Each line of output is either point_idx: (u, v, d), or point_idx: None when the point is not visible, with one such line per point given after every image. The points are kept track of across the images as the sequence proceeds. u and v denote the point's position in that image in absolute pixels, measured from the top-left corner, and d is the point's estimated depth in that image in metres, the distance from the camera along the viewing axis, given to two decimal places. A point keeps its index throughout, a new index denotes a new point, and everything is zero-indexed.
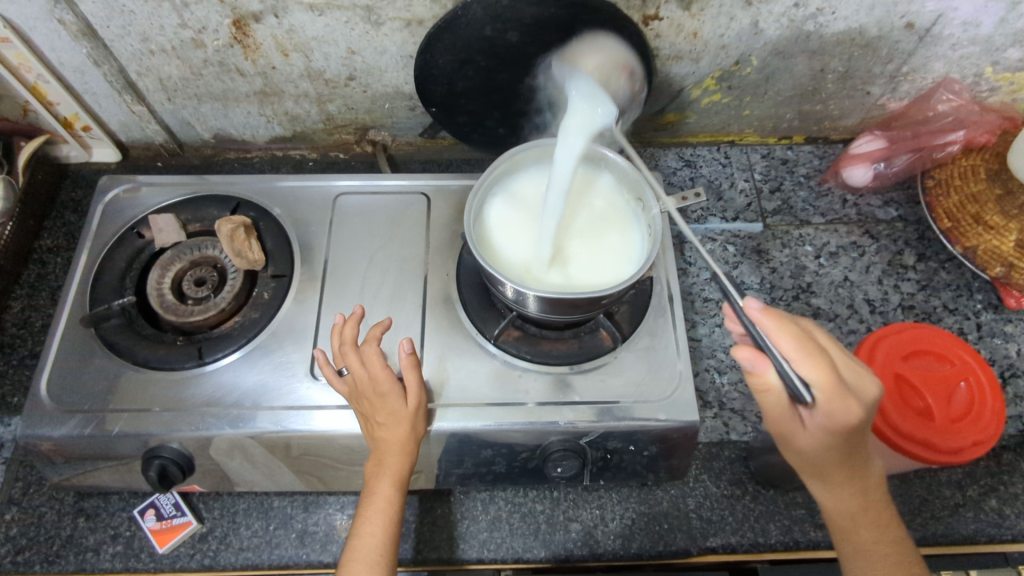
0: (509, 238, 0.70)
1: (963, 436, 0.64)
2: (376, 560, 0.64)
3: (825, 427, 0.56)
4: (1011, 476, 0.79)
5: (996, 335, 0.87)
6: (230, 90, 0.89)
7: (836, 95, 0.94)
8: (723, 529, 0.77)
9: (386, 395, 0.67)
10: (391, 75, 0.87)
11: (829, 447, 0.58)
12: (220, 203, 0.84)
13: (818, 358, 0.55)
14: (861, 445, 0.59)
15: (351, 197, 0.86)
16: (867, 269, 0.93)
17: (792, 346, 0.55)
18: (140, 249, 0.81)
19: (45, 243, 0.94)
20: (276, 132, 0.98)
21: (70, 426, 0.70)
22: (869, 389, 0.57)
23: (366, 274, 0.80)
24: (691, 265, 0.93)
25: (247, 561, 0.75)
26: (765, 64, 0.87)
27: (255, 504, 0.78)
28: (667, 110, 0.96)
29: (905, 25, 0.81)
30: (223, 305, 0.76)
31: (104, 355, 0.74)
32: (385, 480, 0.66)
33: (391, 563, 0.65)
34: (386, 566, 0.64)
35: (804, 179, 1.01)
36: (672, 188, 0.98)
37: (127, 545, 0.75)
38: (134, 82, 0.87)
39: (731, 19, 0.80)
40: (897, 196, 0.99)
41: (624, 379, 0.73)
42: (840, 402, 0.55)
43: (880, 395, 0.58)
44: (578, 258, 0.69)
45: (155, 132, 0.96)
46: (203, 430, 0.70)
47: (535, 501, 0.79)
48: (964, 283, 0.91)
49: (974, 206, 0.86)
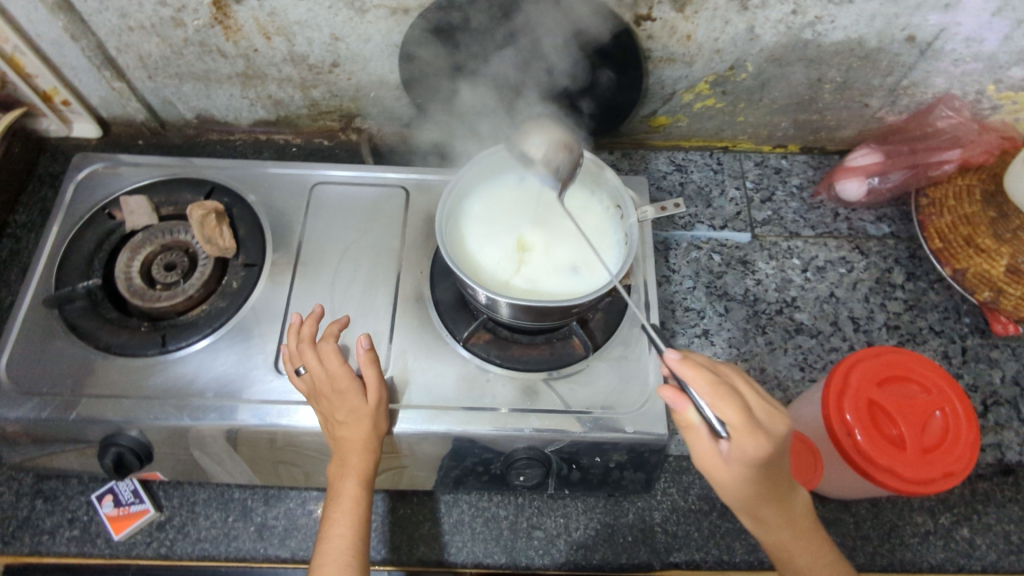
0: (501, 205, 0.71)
1: (934, 467, 0.63)
2: (347, 562, 0.63)
3: (742, 463, 0.54)
4: (984, 506, 0.78)
5: (981, 361, 0.86)
6: (212, 70, 0.87)
7: (833, 106, 0.91)
8: (688, 545, 0.76)
9: (345, 392, 0.66)
10: (376, 63, 0.85)
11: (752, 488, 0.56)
12: (195, 186, 0.83)
13: (729, 398, 0.54)
14: (777, 479, 0.57)
15: (329, 187, 0.84)
16: (854, 286, 0.91)
17: (705, 388, 0.54)
18: (111, 230, 0.80)
19: (19, 217, 0.93)
20: (260, 116, 0.96)
21: (27, 409, 0.69)
22: (780, 425, 0.55)
23: (339, 268, 0.78)
24: (675, 273, 0.91)
25: (203, 552, 0.74)
26: (760, 70, 0.85)
27: (215, 494, 0.78)
28: (659, 112, 0.93)
29: (906, 38, 0.79)
30: (191, 293, 0.74)
31: (66, 337, 0.73)
32: (349, 479, 0.65)
33: (363, 563, 0.64)
34: (358, 567, 0.63)
35: (796, 190, 0.98)
36: (661, 192, 0.96)
37: (83, 530, 0.75)
38: (113, 58, 0.85)
39: (726, 23, 0.77)
40: (891, 211, 0.96)
41: (594, 389, 0.72)
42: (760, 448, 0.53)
43: (791, 433, 0.56)
44: (550, 265, 0.67)
45: (135, 109, 0.94)
46: (162, 420, 0.69)
47: (499, 506, 0.78)
48: (952, 306, 0.89)
49: (966, 228, 0.83)
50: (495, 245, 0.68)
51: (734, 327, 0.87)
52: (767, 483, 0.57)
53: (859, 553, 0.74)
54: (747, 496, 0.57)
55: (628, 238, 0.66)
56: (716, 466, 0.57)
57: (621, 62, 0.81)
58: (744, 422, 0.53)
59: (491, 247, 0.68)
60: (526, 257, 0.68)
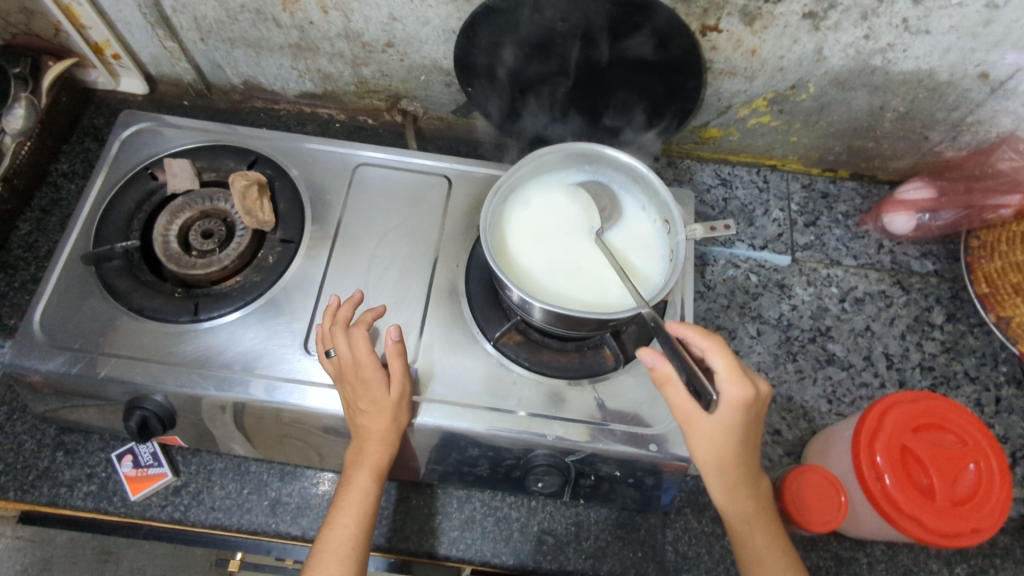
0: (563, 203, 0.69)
1: (963, 520, 0.62)
2: (348, 552, 0.63)
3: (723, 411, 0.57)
4: (1002, 560, 0.76)
5: (1014, 412, 0.84)
6: (264, 38, 0.86)
7: (891, 135, 0.89)
8: (697, 566, 0.76)
9: (369, 381, 0.65)
10: (431, 47, 0.84)
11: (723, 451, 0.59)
12: (239, 155, 0.82)
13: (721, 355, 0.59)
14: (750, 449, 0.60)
15: (372, 169, 0.83)
16: (892, 322, 0.89)
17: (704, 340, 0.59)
18: (152, 191, 0.79)
19: (61, 167, 0.93)
20: (307, 88, 0.95)
21: (58, 363, 0.70)
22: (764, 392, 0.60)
23: (375, 253, 0.78)
24: (710, 290, 0.90)
25: (217, 521, 0.76)
26: (822, 92, 0.82)
27: (232, 465, 0.78)
28: (711, 124, 0.91)
29: (979, 74, 0.76)
30: (227, 263, 0.74)
31: (101, 295, 0.73)
32: (363, 469, 0.66)
33: (363, 556, 0.64)
34: (358, 559, 0.64)
35: (842, 217, 0.96)
36: (703, 206, 0.94)
37: (101, 486, 0.76)
38: (168, 17, 0.84)
39: (794, 42, 0.75)
40: (937, 249, 0.94)
41: (621, 402, 0.71)
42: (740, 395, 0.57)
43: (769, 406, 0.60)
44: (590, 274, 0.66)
45: (184, 70, 0.93)
46: (189, 387, 0.69)
47: (511, 507, 0.78)
48: (990, 352, 0.87)
49: (1016, 275, 0.81)
50: (538, 246, 0.67)
51: (765, 351, 0.86)
52: (740, 449, 0.59)
53: None
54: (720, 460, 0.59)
55: (674, 256, 0.64)
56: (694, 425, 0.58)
57: (681, 71, 0.79)
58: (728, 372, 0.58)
59: (534, 249, 0.67)
60: (555, 263, 0.67)
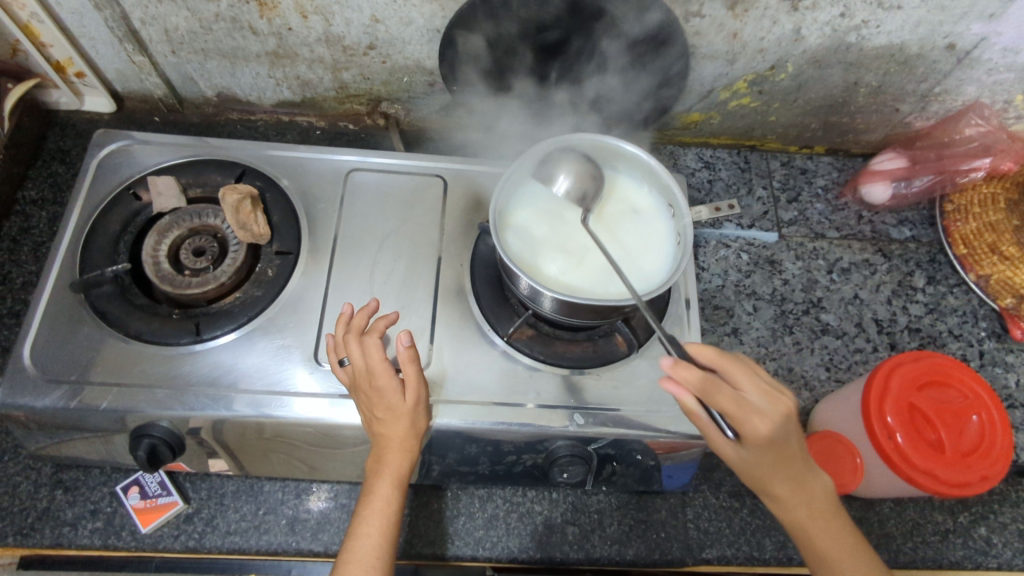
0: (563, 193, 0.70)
1: (972, 470, 0.65)
2: (373, 564, 0.61)
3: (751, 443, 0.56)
4: (1001, 505, 0.80)
5: (997, 364, 0.88)
6: (240, 48, 0.84)
7: (864, 110, 0.92)
8: (720, 541, 0.77)
9: (384, 390, 0.62)
10: (414, 48, 0.83)
11: (770, 462, 0.57)
12: (225, 168, 0.80)
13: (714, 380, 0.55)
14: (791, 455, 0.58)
15: (365, 174, 0.82)
16: (878, 289, 0.92)
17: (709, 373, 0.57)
18: (136, 212, 0.77)
19: (28, 194, 0.89)
20: (285, 96, 0.93)
21: (55, 397, 0.66)
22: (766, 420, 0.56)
23: (377, 257, 0.77)
24: (705, 270, 0.91)
25: (234, 546, 0.74)
26: (800, 71, 0.85)
27: (245, 486, 0.77)
28: (692, 109, 0.93)
29: (946, 46, 0.80)
30: (224, 280, 0.72)
31: (94, 323, 0.70)
32: (384, 478, 0.63)
33: (390, 566, 0.62)
34: (384, 570, 0.61)
35: (821, 192, 0.99)
36: (691, 190, 0.96)
37: (107, 522, 0.73)
38: (137, 31, 0.81)
39: (773, 24, 0.77)
40: (913, 215, 0.98)
41: (636, 387, 0.72)
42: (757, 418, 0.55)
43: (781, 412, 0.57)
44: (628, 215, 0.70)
45: (154, 85, 0.90)
46: (197, 410, 0.67)
47: (533, 501, 0.78)
48: (970, 310, 0.92)
49: (990, 235, 0.87)
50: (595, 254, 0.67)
51: (763, 326, 0.88)
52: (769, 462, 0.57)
53: (883, 550, 0.76)
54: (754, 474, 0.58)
55: (681, 239, 0.65)
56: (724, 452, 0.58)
57: (665, 58, 0.79)
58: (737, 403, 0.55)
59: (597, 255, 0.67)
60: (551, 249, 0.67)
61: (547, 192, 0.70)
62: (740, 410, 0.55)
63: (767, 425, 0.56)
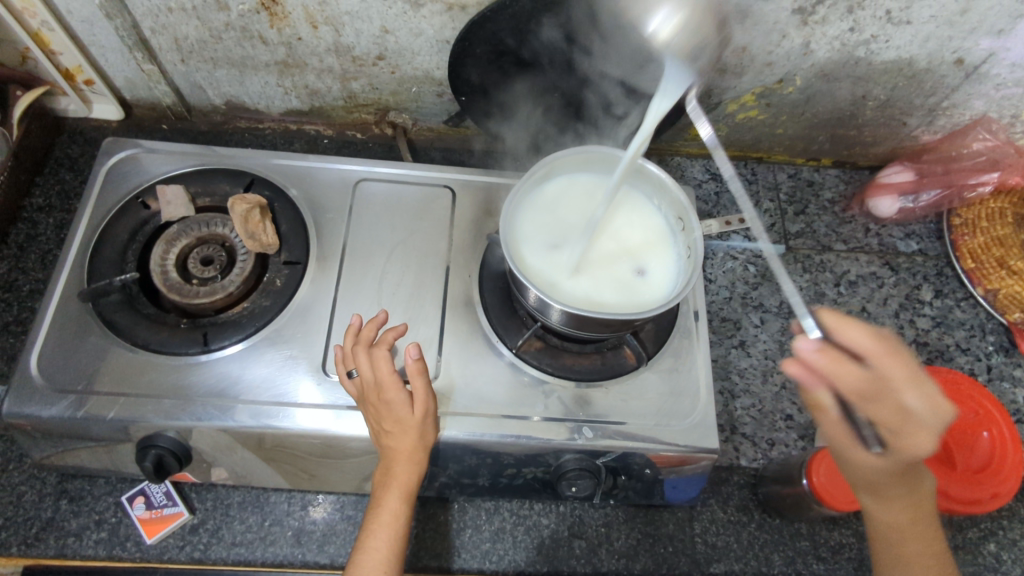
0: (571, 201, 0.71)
1: (983, 487, 0.65)
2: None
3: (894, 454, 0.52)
4: (1010, 521, 0.80)
5: (1005, 379, 0.88)
6: (249, 57, 0.84)
7: (872, 123, 0.92)
8: (728, 555, 0.77)
9: (392, 403, 0.62)
10: (424, 58, 0.83)
11: (884, 467, 0.54)
12: (234, 177, 0.80)
13: (896, 385, 0.51)
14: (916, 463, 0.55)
15: (374, 184, 0.82)
16: (885, 302, 0.92)
17: (852, 379, 0.50)
18: (145, 220, 0.77)
19: (36, 201, 0.89)
20: (293, 105, 0.93)
21: (61, 407, 0.66)
22: (919, 445, 0.50)
23: (385, 268, 0.77)
24: (712, 282, 0.91)
25: (240, 557, 0.73)
26: (808, 85, 0.85)
27: (250, 497, 0.76)
28: (700, 121, 0.93)
29: (955, 61, 0.80)
30: (232, 290, 0.72)
31: (101, 332, 0.70)
32: (392, 491, 0.63)
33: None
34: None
35: (828, 204, 0.99)
36: (698, 202, 0.97)
37: (112, 532, 0.73)
38: (147, 39, 0.81)
39: (783, 37, 0.77)
40: (919, 229, 0.98)
41: (645, 400, 0.71)
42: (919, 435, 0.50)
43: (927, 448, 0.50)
44: (628, 221, 0.71)
45: (163, 93, 0.90)
46: (205, 421, 0.66)
47: (540, 514, 0.78)
48: (978, 323, 0.91)
49: (999, 249, 0.88)
50: (596, 265, 0.68)
51: (770, 339, 0.88)
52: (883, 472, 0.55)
53: None
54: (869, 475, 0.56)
55: (691, 252, 0.65)
56: (846, 446, 0.55)
57: None
58: (897, 415, 0.51)
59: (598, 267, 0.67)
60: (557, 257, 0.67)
61: (556, 201, 0.71)
62: (898, 422, 0.51)
63: (927, 441, 0.50)
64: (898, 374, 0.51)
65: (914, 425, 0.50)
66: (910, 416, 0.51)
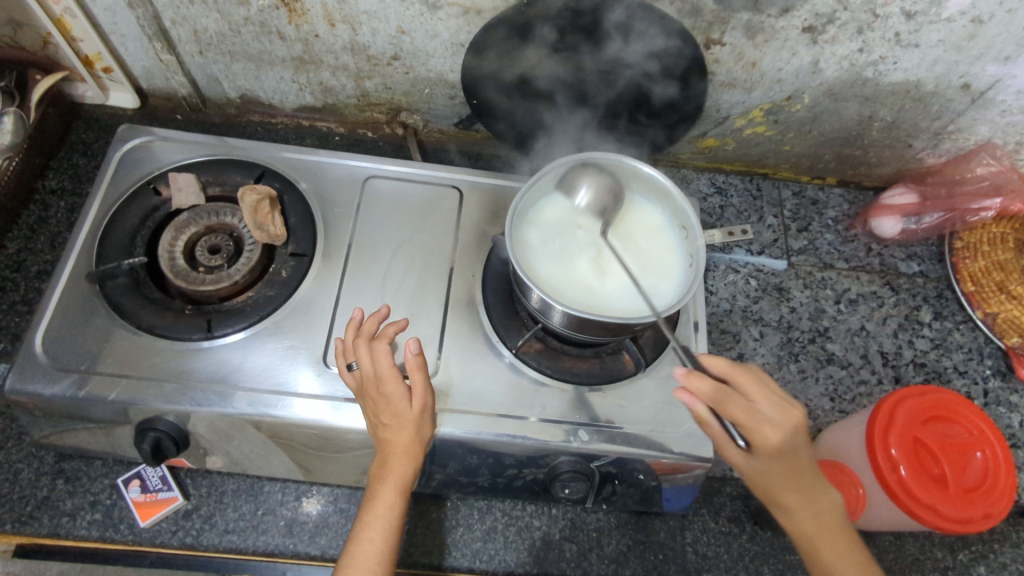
0: (575, 209, 0.71)
1: (975, 507, 0.65)
2: (373, 569, 0.61)
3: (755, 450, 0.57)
4: (1001, 545, 0.80)
5: (1001, 404, 0.88)
6: (266, 52, 0.85)
7: (878, 144, 0.93)
8: (718, 566, 0.77)
9: (391, 396, 0.63)
10: (438, 60, 0.84)
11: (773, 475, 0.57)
12: (245, 168, 0.81)
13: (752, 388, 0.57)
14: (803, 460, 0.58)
15: (382, 181, 0.83)
16: (884, 322, 0.92)
17: (706, 388, 0.56)
18: (155, 206, 0.78)
19: (49, 183, 0.90)
20: (306, 101, 0.95)
21: (63, 386, 0.67)
22: (772, 431, 0.56)
23: (390, 264, 0.77)
24: (713, 294, 0.92)
25: (231, 545, 0.73)
26: (815, 103, 0.86)
27: (245, 485, 0.77)
28: (708, 134, 0.94)
29: (961, 85, 0.81)
30: (238, 279, 0.72)
31: (106, 314, 0.71)
32: (388, 484, 0.63)
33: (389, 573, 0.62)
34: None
35: (831, 223, 1.00)
36: (702, 214, 0.97)
37: (106, 514, 0.73)
38: (167, 30, 0.82)
39: (792, 55, 0.78)
40: (921, 250, 0.98)
41: (642, 406, 0.72)
42: (767, 427, 0.56)
43: (791, 433, 0.56)
44: (632, 228, 0.71)
45: (179, 83, 0.91)
46: (204, 407, 0.67)
47: (532, 516, 0.78)
48: (975, 347, 0.92)
49: (999, 274, 0.89)
50: (601, 277, 0.68)
51: (769, 353, 0.89)
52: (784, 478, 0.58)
53: None
54: (758, 484, 0.59)
55: (694, 261, 0.66)
56: (736, 461, 0.59)
57: (684, 83, 0.80)
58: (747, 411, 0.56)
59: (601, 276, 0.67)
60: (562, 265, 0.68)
61: (561, 209, 0.71)
62: (750, 420, 0.56)
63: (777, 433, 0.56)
64: (751, 387, 0.57)
65: (760, 419, 0.56)
66: (748, 409, 0.56)
